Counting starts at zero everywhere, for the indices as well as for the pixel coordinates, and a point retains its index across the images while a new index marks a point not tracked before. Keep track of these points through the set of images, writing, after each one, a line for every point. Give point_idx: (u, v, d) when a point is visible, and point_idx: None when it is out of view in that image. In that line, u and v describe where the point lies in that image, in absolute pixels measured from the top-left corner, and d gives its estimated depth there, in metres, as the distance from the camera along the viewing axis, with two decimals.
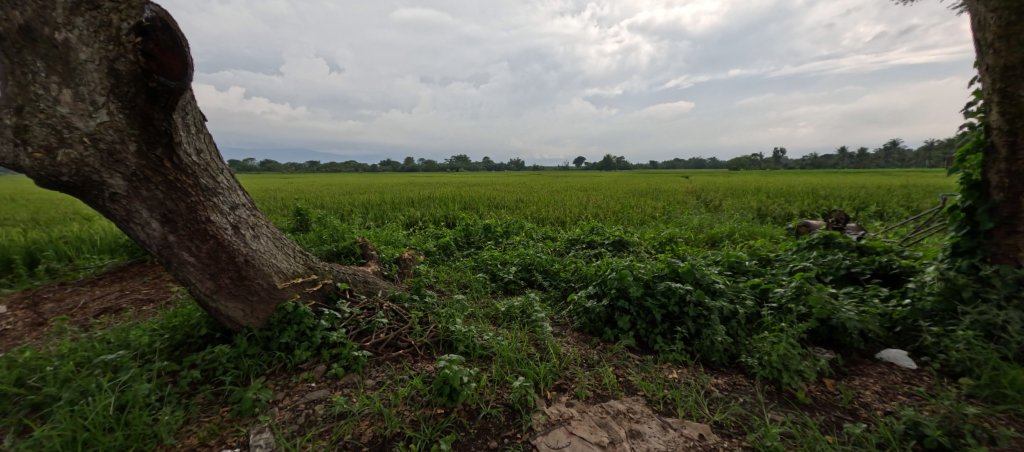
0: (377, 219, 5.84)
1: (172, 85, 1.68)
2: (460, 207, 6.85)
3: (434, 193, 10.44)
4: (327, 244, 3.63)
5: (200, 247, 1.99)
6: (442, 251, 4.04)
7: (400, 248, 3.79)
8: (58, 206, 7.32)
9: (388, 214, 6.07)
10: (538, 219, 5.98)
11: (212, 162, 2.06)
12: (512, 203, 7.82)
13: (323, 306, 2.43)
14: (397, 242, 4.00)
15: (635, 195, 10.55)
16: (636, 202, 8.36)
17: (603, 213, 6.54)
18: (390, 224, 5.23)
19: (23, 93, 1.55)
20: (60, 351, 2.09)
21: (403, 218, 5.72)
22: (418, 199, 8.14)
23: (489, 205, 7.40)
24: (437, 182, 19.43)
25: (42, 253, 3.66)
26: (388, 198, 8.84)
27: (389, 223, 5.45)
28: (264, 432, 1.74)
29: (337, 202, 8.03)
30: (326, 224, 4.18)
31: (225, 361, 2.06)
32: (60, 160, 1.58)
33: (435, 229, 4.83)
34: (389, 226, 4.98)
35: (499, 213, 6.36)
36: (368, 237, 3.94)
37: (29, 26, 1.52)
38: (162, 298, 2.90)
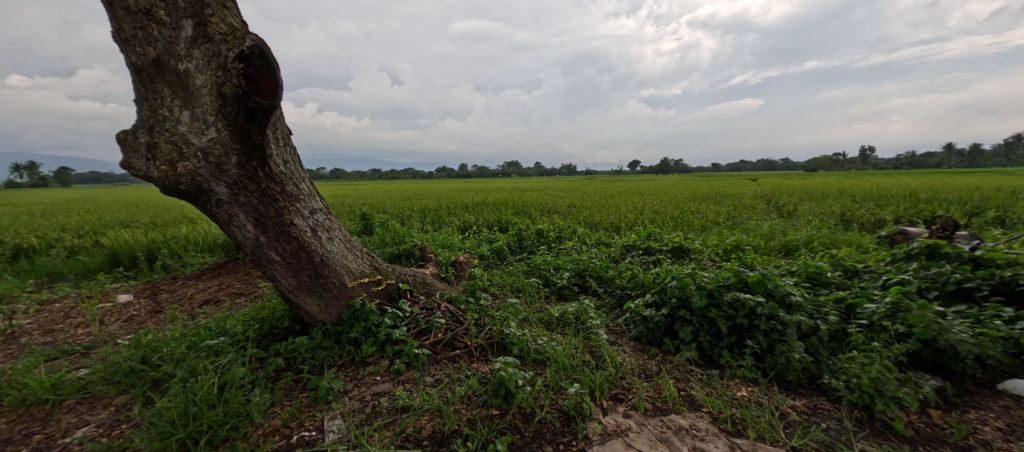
0: (434, 224, 6.10)
1: (266, 104, 1.89)
2: (512, 212, 6.93)
3: (486, 198, 10.65)
4: (389, 246, 3.82)
5: (284, 247, 2.21)
6: (495, 255, 4.11)
7: (456, 251, 3.91)
8: (171, 210, 8.59)
9: (445, 219, 6.32)
10: (592, 224, 5.88)
11: (296, 172, 2.29)
12: (565, 207, 7.78)
13: (386, 305, 2.57)
14: (453, 245, 4.12)
15: (696, 199, 9.96)
16: (697, 206, 7.91)
17: (661, 219, 6.27)
18: (446, 228, 5.44)
19: (153, 115, 1.84)
20: (174, 335, 2.43)
21: (458, 222, 5.92)
22: (473, 204, 8.35)
23: (540, 210, 7.42)
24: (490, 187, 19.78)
25: (159, 250, 4.27)
26: (444, 203, 9.20)
27: (445, 227, 5.66)
28: (336, 419, 1.92)
29: (397, 207, 8.50)
30: (388, 228, 4.43)
31: (303, 351, 2.27)
32: (179, 172, 1.85)
33: (489, 233, 4.92)
34: (445, 230, 5.15)
35: (551, 218, 6.34)
36: (426, 240, 4.09)
37: (160, 59, 1.81)
38: (251, 292, 3.25)
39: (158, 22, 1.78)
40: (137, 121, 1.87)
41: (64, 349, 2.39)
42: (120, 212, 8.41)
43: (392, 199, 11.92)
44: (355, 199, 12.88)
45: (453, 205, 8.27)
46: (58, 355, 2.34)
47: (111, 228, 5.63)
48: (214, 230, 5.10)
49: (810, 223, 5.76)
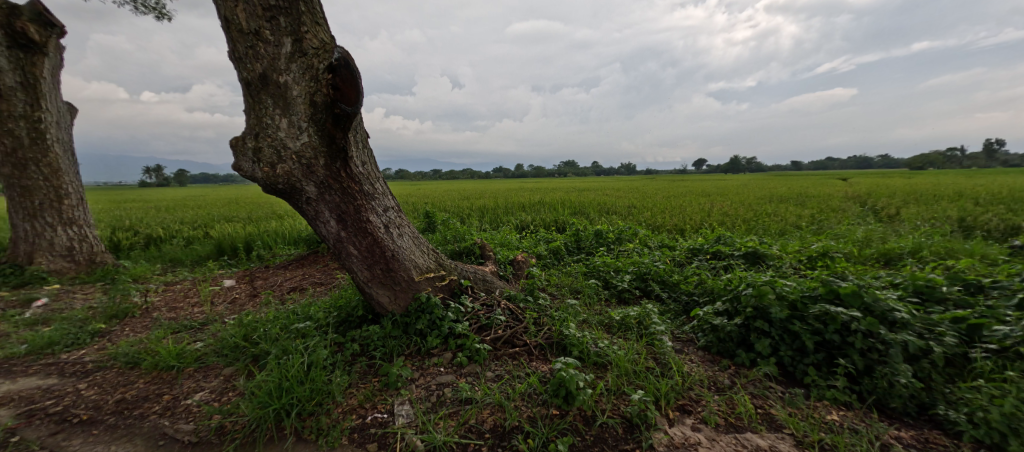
0: (492, 222, 6.24)
1: (350, 111, 2.06)
2: (569, 213, 6.87)
3: (542, 198, 10.64)
4: (451, 243, 3.95)
5: (361, 241, 2.39)
6: (553, 255, 4.10)
7: (514, 250, 3.97)
8: (264, 207, 9.70)
9: (502, 218, 6.44)
10: (654, 226, 5.64)
11: (372, 172, 2.46)
12: (624, 208, 7.53)
13: (449, 300, 2.68)
14: (511, 243, 4.18)
15: (774, 201, 9.09)
16: (774, 209, 7.22)
17: (731, 222, 5.82)
18: (504, 227, 5.54)
19: (259, 122, 2.09)
20: (268, 317, 2.75)
21: (516, 222, 5.99)
22: (529, 204, 8.39)
23: (598, 211, 7.26)
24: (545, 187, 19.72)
25: (255, 242, 4.86)
26: (501, 202, 9.37)
27: (503, 226, 5.76)
28: (405, 405, 2.05)
29: (456, 206, 8.80)
30: (449, 226, 4.61)
31: (376, 339, 2.45)
32: (278, 172, 2.09)
33: (547, 233, 4.92)
34: (502, 229, 5.24)
35: (610, 219, 6.19)
36: (485, 238, 4.20)
37: (265, 74, 2.05)
38: (329, 282, 3.57)
39: (264, 41, 2.02)
40: (246, 128, 2.14)
41: (186, 323, 2.82)
42: (224, 208, 9.68)
43: (451, 198, 12.39)
44: (417, 198, 13.56)
45: (510, 204, 8.39)
46: (181, 328, 2.75)
47: (217, 222, 6.50)
48: (298, 225, 5.67)
49: (918, 229, 4.99)
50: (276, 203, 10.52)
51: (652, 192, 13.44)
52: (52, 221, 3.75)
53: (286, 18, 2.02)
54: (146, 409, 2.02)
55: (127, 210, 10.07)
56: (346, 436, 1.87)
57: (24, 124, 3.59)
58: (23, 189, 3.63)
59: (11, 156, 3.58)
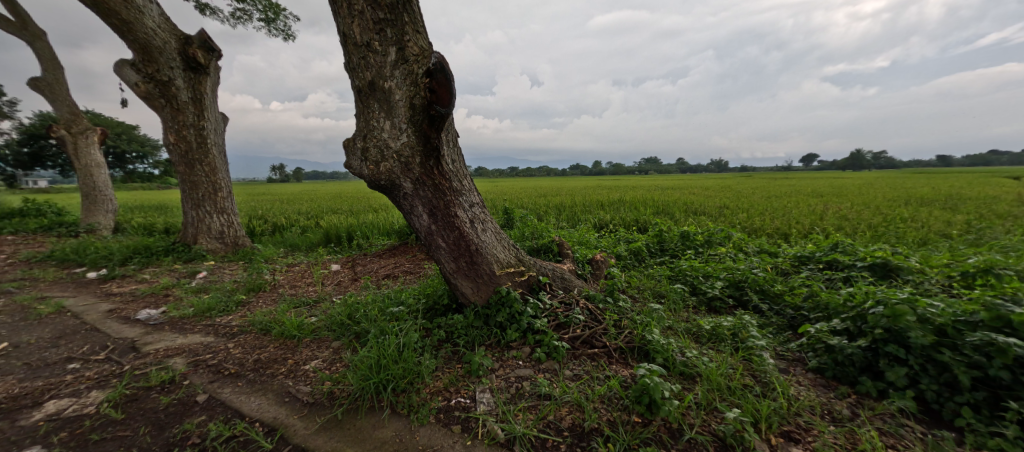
0: (570, 220, 6.19)
1: (443, 112, 2.19)
2: (652, 212, 6.52)
3: (622, 196, 10.23)
4: (529, 240, 3.95)
5: (448, 235, 2.54)
6: (633, 256, 3.94)
7: (592, 249, 3.89)
8: (361, 201, 10.84)
9: (580, 216, 6.35)
10: (751, 229, 5.08)
11: (460, 170, 2.60)
12: (715, 209, 6.91)
13: (528, 295, 2.73)
14: (589, 242, 4.11)
15: (911, 203, 7.57)
16: (913, 213, 6.00)
17: (852, 227, 4.99)
18: (582, 225, 5.45)
19: (367, 125, 2.34)
20: (368, 299, 3.08)
21: (594, 220, 5.86)
22: (606, 202, 8.14)
23: (684, 211, 6.77)
24: (621, 185, 18.92)
25: (354, 232, 5.46)
26: (578, 200, 9.23)
27: (581, 224, 5.68)
28: (486, 393, 2.15)
29: (531, 203, 8.90)
30: (527, 222, 4.68)
31: (459, 327, 2.59)
32: (381, 170, 2.31)
33: (626, 233, 4.73)
34: (579, 227, 5.16)
35: (698, 220, 5.73)
36: (563, 235, 4.19)
37: (373, 81, 2.28)
38: (417, 271, 3.87)
39: (374, 51, 2.25)
40: (356, 130, 2.40)
41: (303, 300, 3.28)
42: (328, 202, 11.03)
43: (528, 195, 12.56)
44: (494, 195, 13.93)
45: (587, 203, 8.22)
46: (299, 304, 3.22)
47: (324, 214, 7.44)
48: (390, 218, 6.23)
49: None
50: (371, 198, 11.68)
51: (747, 192, 12.07)
52: (209, 210, 4.63)
53: (392, 29, 2.22)
54: (275, 369, 2.40)
55: (260, 201, 12.07)
56: (433, 415, 2.02)
57: (194, 131, 4.47)
58: (191, 184, 4.54)
59: (184, 157, 4.50)
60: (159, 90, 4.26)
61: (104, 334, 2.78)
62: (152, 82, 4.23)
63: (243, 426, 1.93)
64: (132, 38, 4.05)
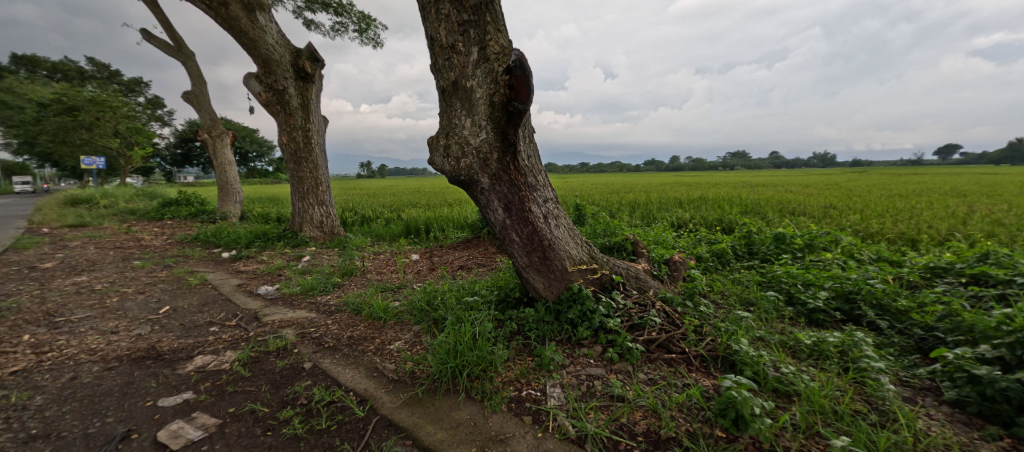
0: (644, 218, 5.92)
1: (522, 108, 2.22)
2: (738, 211, 5.95)
3: (702, 194, 9.49)
4: (601, 238, 3.87)
5: (522, 229, 2.59)
6: (717, 259, 3.65)
7: (670, 249, 3.68)
8: (436, 196, 11.50)
9: (655, 214, 6.03)
10: (864, 233, 4.39)
11: (535, 165, 2.63)
12: (817, 209, 6.09)
13: (600, 293, 2.68)
14: (667, 242, 3.89)
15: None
16: None
17: (1010, 235, 4.05)
18: (658, 224, 5.18)
19: (449, 123, 2.47)
20: (445, 288, 3.27)
21: (671, 219, 5.53)
22: (683, 200, 7.62)
23: (779, 211, 6.07)
24: (699, 182, 17.56)
25: (431, 225, 5.82)
26: (653, 197, 8.76)
27: (657, 223, 5.40)
28: (556, 387, 2.16)
29: (601, 200, 8.66)
30: (599, 219, 4.58)
31: (530, 321, 2.64)
32: (461, 165, 2.43)
33: (708, 234, 4.39)
34: (655, 226, 4.91)
35: (796, 222, 5.11)
36: (637, 233, 4.02)
37: (456, 80, 2.39)
38: (489, 264, 4.01)
39: (457, 52, 2.36)
40: (439, 128, 2.55)
41: (388, 285, 3.59)
42: (407, 196, 11.89)
43: (598, 192, 12.26)
44: (563, 191, 13.83)
45: (663, 200, 7.77)
46: (385, 289, 3.53)
47: (403, 208, 8.04)
48: (463, 212, 6.52)
49: None
50: (444, 193, 12.32)
51: (858, 190, 10.42)
52: (311, 202, 5.27)
53: (475, 29, 2.31)
54: (365, 346, 2.66)
55: (351, 195, 13.46)
56: (505, 403, 2.08)
57: (302, 133, 5.13)
58: (298, 179, 5.21)
59: (293, 156, 5.17)
60: (275, 98, 4.94)
61: (234, 305, 3.33)
62: (270, 92, 4.92)
63: (341, 394, 2.18)
64: (256, 54, 4.75)
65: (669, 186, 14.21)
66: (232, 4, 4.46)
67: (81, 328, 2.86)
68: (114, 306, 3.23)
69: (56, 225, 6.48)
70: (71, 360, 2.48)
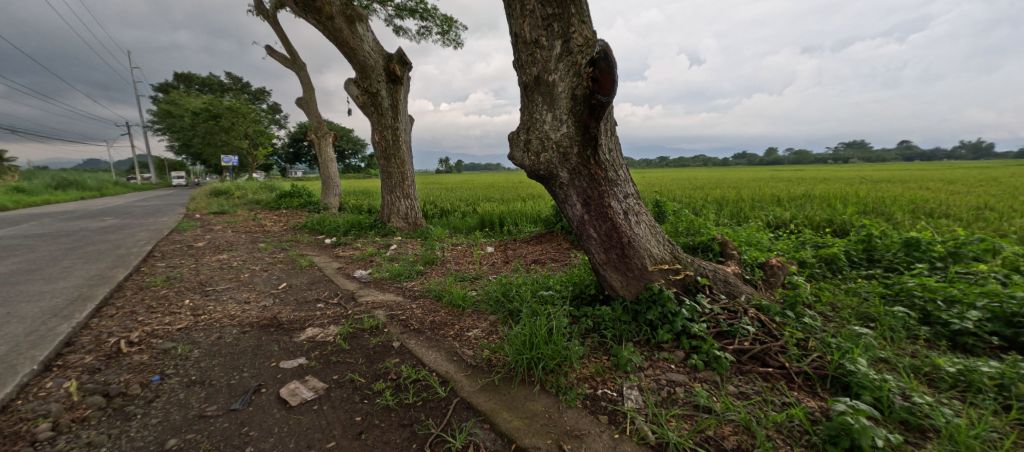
0: (734, 217, 5.41)
1: (605, 101, 2.15)
2: (854, 211, 5.14)
3: (806, 190, 8.35)
4: (684, 236, 3.64)
5: (601, 225, 2.54)
6: (826, 265, 3.21)
7: (766, 252, 3.33)
8: (507, 190, 11.75)
9: (746, 212, 5.48)
10: None
11: (616, 159, 2.55)
12: (967, 210, 5.00)
13: (683, 296, 2.53)
14: (763, 243, 3.52)
15: None
16: None
17: None
18: (751, 223, 4.70)
19: (530, 118, 2.50)
20: (520, 281, 3.35)
21: (766, 218, 4.98)
22: (783, 198, 6.80)
23: (910, 212, 5.11)
24: (801, 178, 15.48)
25: (504, 219, 5.98)
26: (744, 194, 7.95)
27: (749, 222, 4.91)
28: (634, 390, 2.09)
29: (683, 196, 8.10)
30: (682, 217, 4.30)
31: (606, 319, 2.58)
32: (541, 160, 2.45)
33: (815, 236, 3.87)
34: (747, 226, 4.47)
35: (935, 225, 4.26)
36: (726, 233, 3.70)
37: (539, 75, 2.41)
38: (563, 259, 4.01)
39: (541, 47, 2.38)
40: (520, 124, 2.60)
41: (466, 275, 3.78)
42: (481, 191, 12.32)
43: (678, 187, 11.46)
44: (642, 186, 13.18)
45: (756, 197, 7.01)
46: (464, 278, 3.72)
47: (478, 201, 8.36)
48: (535, 207, 6.58)
49: None
50: (516, 187, 12.53)
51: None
52: (397, 196, 5.74)
53: (559, 23, 2.30)
54: (446, 331, 2.84)
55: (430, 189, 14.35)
56: (580, 400, 2.07)
57: (391, 132, 5.60)
58: (387, 175, 5.71)
59: (384, 153, 5.67)
60: (370, 100, 5.44)
61: (336, 285, 3.78)
62: (366, 95, 5.43)
63: (426, 373, 2.36)
64: (355, 61, 5.26)
65: (764, 182, 12.73)
66: (336, 17, 4.97)
67: (224, 297, 3.48)
68: (246, 280, 3.88)
69: (204, 211, 7.96)
70: (218, 322, 3.04)
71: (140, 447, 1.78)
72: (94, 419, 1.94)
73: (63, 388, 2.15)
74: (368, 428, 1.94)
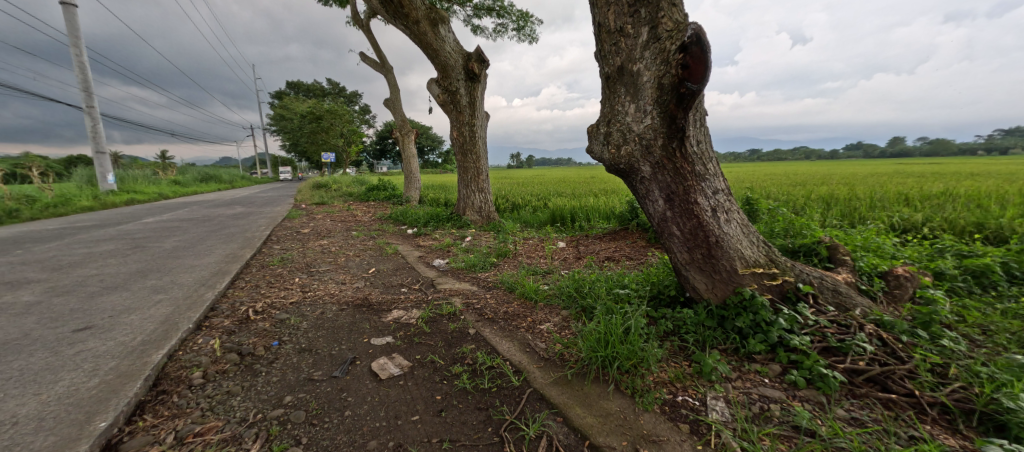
0: (845, 218, 4.71)
1: (695, 89, 2.00)
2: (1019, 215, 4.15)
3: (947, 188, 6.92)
4: (781, 238, 3.27)
5: (685, 223, 2.39)
6: (974, 280, 2.65)
7: (889, 260, 2.85)
8: (577, 185, 11.54)
9: (862, 213, 4.74)
10: None
11: (706, 152, 2.37)
12: None
13: (780, 304, 2.28)
14: (885, 250, 3.02)
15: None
16: None
17: None
18: (869, 226, 4.05)
19: (612, 110, 2.43)
20: (593, 277, 3.30)
21: (890, 221, 4.25)
22: (913, 197, 5.71)
23: None
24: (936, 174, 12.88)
25: (576, 214, 5.91)
26: (859, 192, 6.86)
27: (866, 224, 4.24)
28: (720, 401, 1.95)
29: (779, 193, 7.24)
30: (779, 216, 3.86)
31: (688, 323, 2.43)
32: (622, 153, 2.37)
33: (960, 244, 3.22)
34: (863, 228, 3.86)
35: None
36: (836, 236, 3.24)
37: (623, 65, 2.34)
38: (638, 257, 3.86)
39: (626, 36, 2.30)
40: (601, 116, 2.55)
41: (538, 269, 3.83)
42: (550, 186, 12.29)
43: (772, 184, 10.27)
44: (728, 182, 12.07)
45: (875, 195, 6.01)
46: (536, 272, 3.77)
47: (548, 196, 8.36)
48: (608, 203, 6.39)
49: None
50: (586, 183, 12.27)
51: None
52: (472, 190, 6.00)
53: (647, 8, 2.20)
54: (518, 322, 2.92)
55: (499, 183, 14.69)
56: (658, 405, 1.98)
57: (468, 128, 5.86)
58: (463, 170, 5.98)
59: (461, 149, 5.96)
60: (450, 99, 5.74)
61: (417, 272, 4.08)
62: (447, 94, 5.73)
63: (500, 361, 2.46)
64: (437, 62, 5.56)
65: (886, 179, 10.84)
66: (422, 21, 5.27)
67: (326, 277, 3.96)
68: (343, 264, 4.36)
69: (307, 202, 9.10)
70: (321, 299, 3.47)
71: (265, 400, 2.11)
72: (232, 372, 2.36)
73: (210, 344, 2.64)
74: (447, 407, 2.08)
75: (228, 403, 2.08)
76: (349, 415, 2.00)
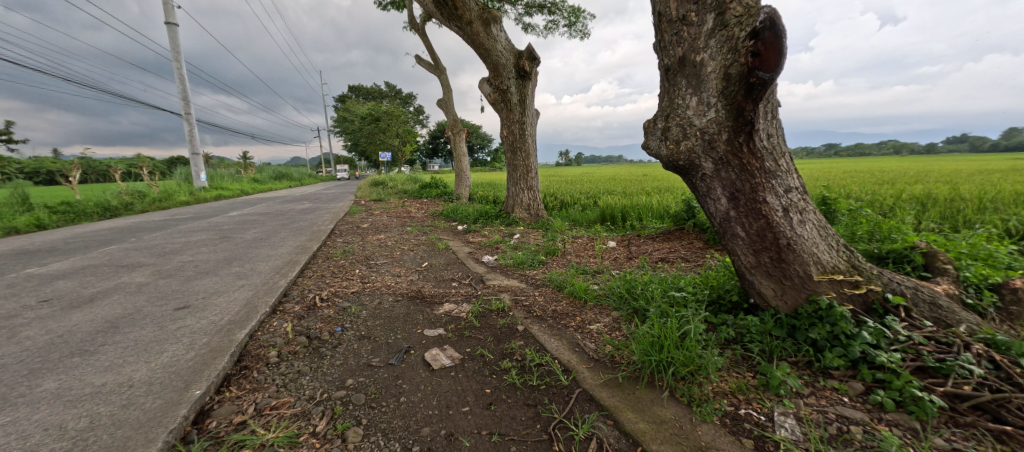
0: (947, 222, 4.11)
1: (767, 78, 1.85)
2: None
3: None
4: (865, 242, 2.94)
5: (752, 224, 2.23)
6: None
7: (1006, 270, 2.46)
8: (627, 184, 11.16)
9: (970, 216, 4.11)
10: None
11: (777, 147, 2.19)
12: None
13: (864, 316, 2.06)
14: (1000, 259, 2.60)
15: None
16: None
17: None
18: (980, 230, 3.51)
19: (671, 103, 2.33)
20: (646, 278, 3.19)
21: (1006, 226, 3.65)
22: None
23: None
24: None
25: (627, 213, 5.74)
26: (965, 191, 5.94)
27: (975, 229, 3.67)
28: (789, 418, 1.79)
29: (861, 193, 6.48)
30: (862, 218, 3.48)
31: (752, 331, 2.27)
32: (681, 149, 2.26)
33: None
34: (971, 233, 3.35)
35: None
36: (935, 241, 2.85)
37: (685, 56, 2.23)
38: (695, 259, 3.67)
39: (689, 24, 2.19)
40: (659, 111, 2.44)
41: (588, 268, 3.77)
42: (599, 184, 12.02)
43: (853, 181, 9.22)
44: None
45: (987, 195, 5.17)
46: (585, 271, 3.72)
47: (597, 194, 8.18)
48: (662, 202, 6.12)
49: None
50: (637, 181, 11.83)
51: None
52: (521, 188, 6.04)
53: None
54: (567, 321, 2.90)
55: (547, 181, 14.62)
56: (718, 416, 1.87)
57: (518, 126, 5.90)
58: (513, 167, 6.04)
59: (510, 147, 6.01)
60: (500, 97, 5.83)
61: (467, 268, 4.20)
62: (498, 92, 5.82)
63: (549, 359, 2.46)
64: (489, 62, 5.65)
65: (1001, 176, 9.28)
66: (474, 22, 5.38)
67: (383, 270, 4.21)
68: (398, 257, 4.60)
69: (366, 198, 9.69)
70: (379, 290, 3.69)
71: (329, 381, 2.29)
72: (301, 353, 2.59)
73: (283, 327, 2.91)
74: (496, 401, 2.12)
75: (299, 381, 2.28)
76: (404, 401, 2.11)
